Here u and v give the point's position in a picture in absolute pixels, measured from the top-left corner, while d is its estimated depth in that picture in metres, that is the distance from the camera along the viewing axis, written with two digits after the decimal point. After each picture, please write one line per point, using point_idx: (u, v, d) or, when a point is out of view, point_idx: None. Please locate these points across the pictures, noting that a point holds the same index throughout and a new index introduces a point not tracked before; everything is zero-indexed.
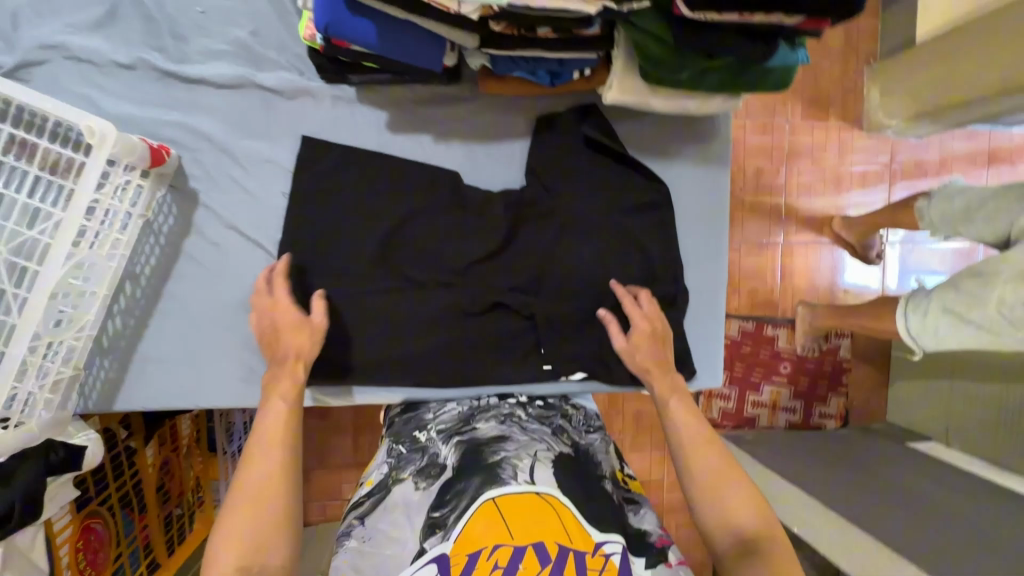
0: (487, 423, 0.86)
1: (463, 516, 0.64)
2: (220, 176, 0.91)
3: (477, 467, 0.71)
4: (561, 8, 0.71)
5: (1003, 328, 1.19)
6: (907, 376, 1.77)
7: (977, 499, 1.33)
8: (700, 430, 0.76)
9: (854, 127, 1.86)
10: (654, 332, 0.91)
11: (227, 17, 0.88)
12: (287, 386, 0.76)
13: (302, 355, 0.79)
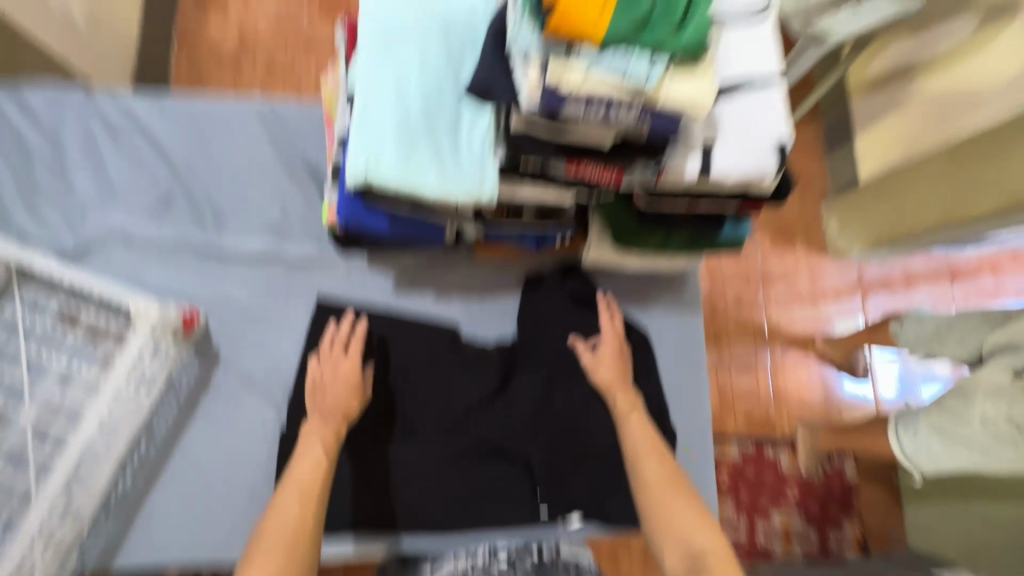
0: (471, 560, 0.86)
1: None
2: (242, 335, 1.01)
3: None
4: (541, 199, 0.86)
5: (995, 440, 1.23)
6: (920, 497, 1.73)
7: None
8: (661, 455, 0.88)
9: (821, 254, 2.02)
10: (618, 350, 1.00)
11: (262, 202, 1.05)
12: (310, 477, 0.80)
13: (350, 414, 0.89)
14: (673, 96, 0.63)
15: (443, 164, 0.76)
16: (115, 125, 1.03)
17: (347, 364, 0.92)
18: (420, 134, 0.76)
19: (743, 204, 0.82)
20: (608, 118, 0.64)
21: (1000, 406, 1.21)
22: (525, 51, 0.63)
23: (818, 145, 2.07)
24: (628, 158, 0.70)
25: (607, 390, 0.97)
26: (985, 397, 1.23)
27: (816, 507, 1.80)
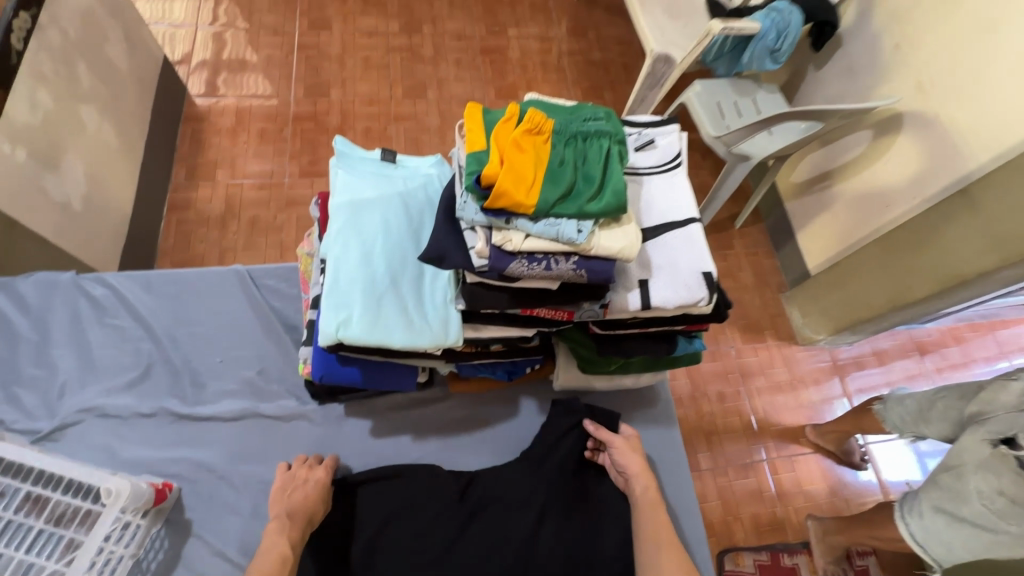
0: None
1: None
2: (216, 501, 0.98)
3: None
4: (505, 335, 0.92)
5: (996, 523, 1.18)
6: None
7: None
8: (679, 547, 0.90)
9: (791, 344, 2.09)
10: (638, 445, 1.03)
11: (240, 361, 1.09)
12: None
13: (314, 517, 0.90)
14: (603, 247, 0.72)
15: (408, 318, 0.83)
16: (101, 302, 1.09)
17: (319, 473, 0.96)
18: (385, 294, 0.84)
19: (688, 325, 0.90)
20: (551, 271, 0.72)
21: (990, 479, 1.17)
22: (472, 223, 0.73)
23: (764, 245, 2.25)
24: (574, 299, 0.78)
25: (633, 480, 0.98)
26: (975, 472, 1.20)
27: None
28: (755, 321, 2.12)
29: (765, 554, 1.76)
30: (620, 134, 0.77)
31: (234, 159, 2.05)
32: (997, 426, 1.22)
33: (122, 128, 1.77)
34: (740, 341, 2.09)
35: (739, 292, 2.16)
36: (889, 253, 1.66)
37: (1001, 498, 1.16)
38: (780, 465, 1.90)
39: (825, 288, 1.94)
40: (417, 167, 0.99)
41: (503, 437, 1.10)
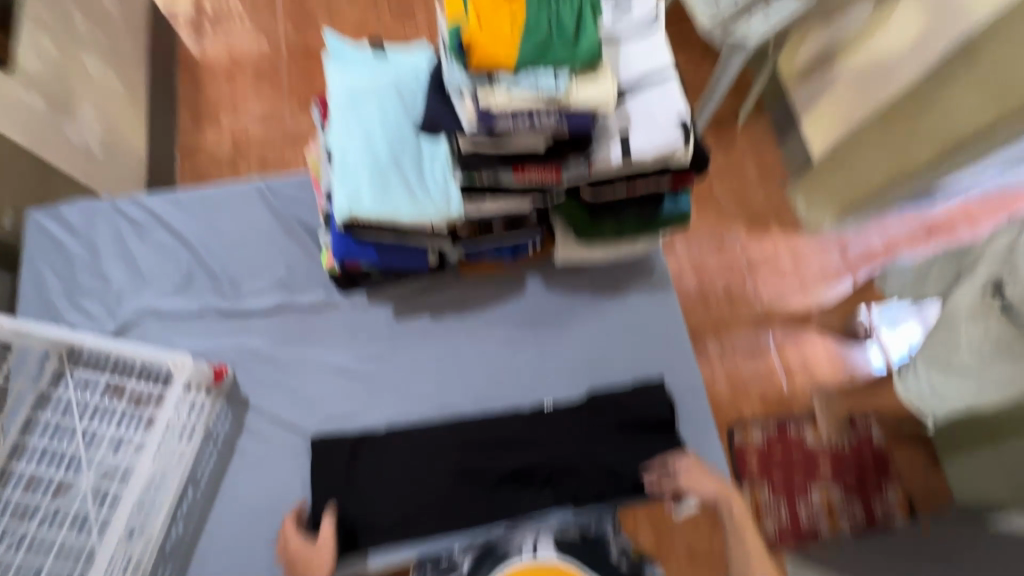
0: None
1: None
2: (267, 379, 1.13)
3: None
4: (505, 210, 0.99)
5: (986, 364, 1.24)
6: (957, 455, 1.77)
7: None
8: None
9: (796, 232, 2.13)
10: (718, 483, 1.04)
11: (270, 262, 1.20)
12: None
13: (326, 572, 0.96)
14: (581, 99, 0.78)
15: (412, 191, 0.91)
16: (139, 222, 1.20)
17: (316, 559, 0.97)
18: (388, 170, 0.92)
19: (674, 179, 0.97)
20: (534, 126, 0.79)
21: (977, 326, 1.23)
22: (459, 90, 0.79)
23: (768, 136, 2.23)
24: (561, 153, 0.86)
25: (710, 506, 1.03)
26: (967, 322, 1.24)
27: (852, 477, 1.84)
28: (760, 213, 2.15)
29: (772, 426, 1.90)
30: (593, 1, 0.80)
31: (233, 98, 2.08)
32: (986, 272, 1.23)
33: (124, 74, 1.81)
34: (745, 233, 2.12)
35: (743, 185, 2.17)
36: (891, 128, 1.66)
37: (987, 342, 1.22)
38: (786, 346, 1.99)
39: (827, 172, 1.95)
40: (407, 55, 1.03)
41: (513, 311, 1.20)
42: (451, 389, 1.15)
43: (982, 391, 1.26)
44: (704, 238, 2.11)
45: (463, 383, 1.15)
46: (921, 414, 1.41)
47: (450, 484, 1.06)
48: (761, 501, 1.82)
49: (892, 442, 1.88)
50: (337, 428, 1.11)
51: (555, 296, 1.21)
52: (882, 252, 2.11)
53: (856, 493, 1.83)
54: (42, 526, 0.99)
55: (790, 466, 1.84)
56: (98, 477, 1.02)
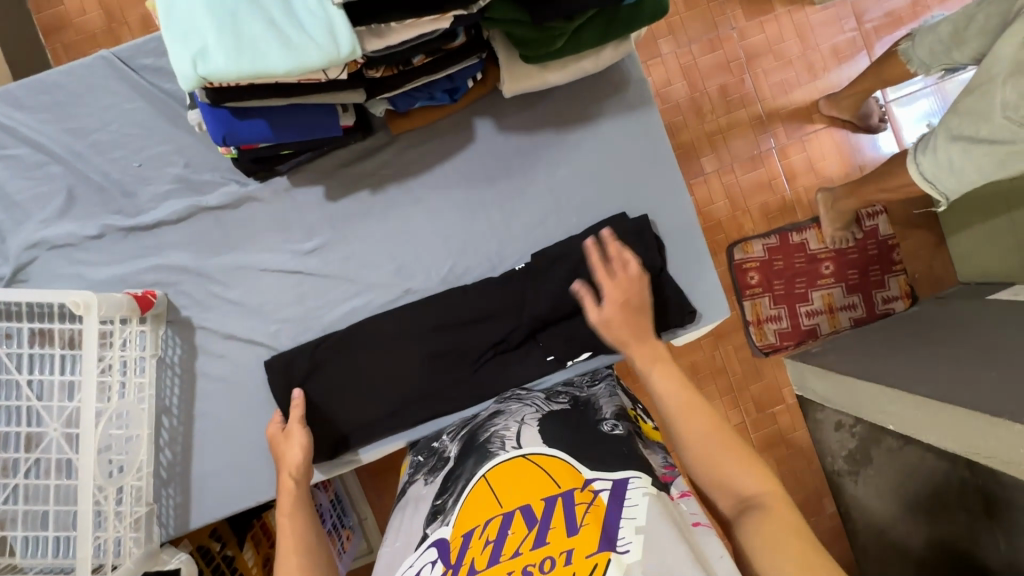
0: (454, 443, 0.84)
1: (460, 497, 0.67)
2: (205, 295, 1.00)
3: (474, 449, 0.75)
4: (420, 34, 0.74)
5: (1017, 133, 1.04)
6: (963, 227, 1.69)
7: None
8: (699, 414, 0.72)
9: (803, 4, 1.75)
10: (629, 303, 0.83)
11: (161, 159, 0.98)
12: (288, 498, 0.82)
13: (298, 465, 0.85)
14: None
15: (281, 34, 0.67)
16: None
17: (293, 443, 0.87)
18: (240, 9, 0.67)
19: None
20: None
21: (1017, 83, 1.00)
22: None
23: None
24: None
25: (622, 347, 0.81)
26: (1006, 81, 1.02)
27: (855, 274, 1.78)
28: None
29: (774, 238, 1.79)
30: None
31: None
32: None
33: None
34: (743, 17, 1.75)
35: None
36: None
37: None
38: (790, 148, 1.78)
39: None
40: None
41: (465, 168, 1.00)
42: (411, 269, 1.01)
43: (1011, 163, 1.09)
44: (694, 32, 1.75)
45: (422, 259, 1.01)
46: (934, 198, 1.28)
47: (430, 369, 0.98)
48: (763, 312, 1.78)
49: (898, 233, 1.79)
50: (297, 332, 1.01)
51: (511, 140, 1.00)
52: (906, 13, 1.76)
53: (859, 289, 1.79)
54: (29, 478, 0.96)
55: (793, 275, 1.77)
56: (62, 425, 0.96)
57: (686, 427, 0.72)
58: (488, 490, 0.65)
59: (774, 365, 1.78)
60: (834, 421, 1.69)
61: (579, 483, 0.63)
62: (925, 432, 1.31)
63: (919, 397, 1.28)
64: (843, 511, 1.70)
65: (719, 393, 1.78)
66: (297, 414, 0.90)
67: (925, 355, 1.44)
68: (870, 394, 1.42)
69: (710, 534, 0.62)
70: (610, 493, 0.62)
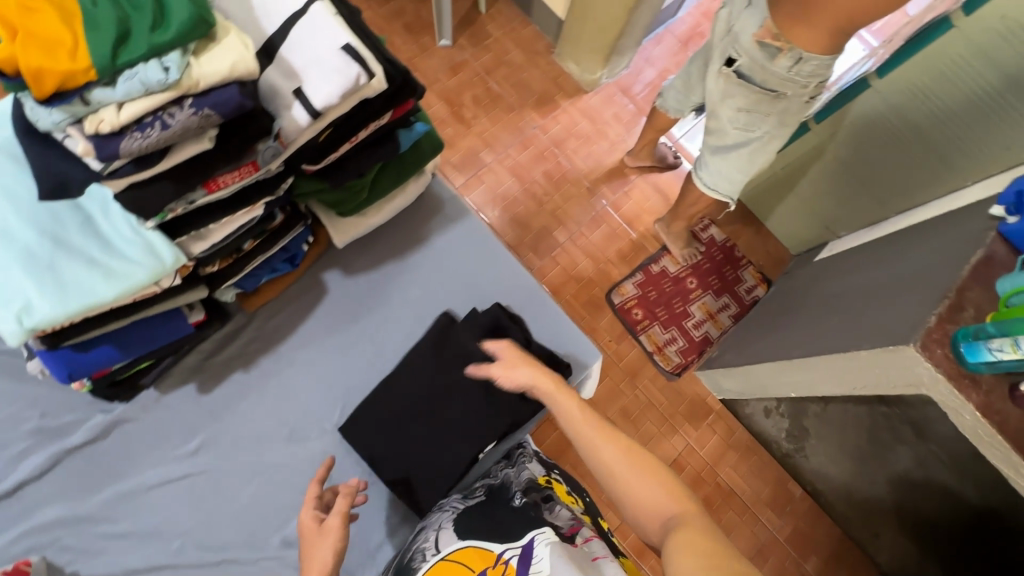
0: None
1: None
2: (89, 541, 0.93)
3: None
4: (236, 227, 0.84)
5: (746, 136, 1.37)
6: (770, 211, 2.02)
7: (849, 270, 1.61)
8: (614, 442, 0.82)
9: (580, 95, 2.16)
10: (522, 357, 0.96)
11: (14, 418, 0.95)
12: None
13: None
14: (208, 74, 0.63)
15: (104, 268, 0.74)
16: None
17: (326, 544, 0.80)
18: (58, 260, 0.73)
19: (394, 111, 0.86)
20: (170, 129, 0.62)
21: (729, 103, 1.33)
22: (57, 126, 0.61)
23: (516, 16, 2.19)
24: (236, 145, 0.71)
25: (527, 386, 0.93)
26: (723, 103, 1.35)
27: (715, 279, 2.04)
28: (543, 92, 2.14)
29: (639, 274, 2.02)
30: None
31: None
32: (720, 53, 1.32)
33: None
34: (539, 117, 2.11)
35: (516, 73, 2.14)
36: None
37: (742, 113, 1.33)
38: (618, 201, 2.08)
39: (579, 28, 1.96)
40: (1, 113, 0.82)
41: (326, 318, 1.09)
42: (304, 428, 1.03)
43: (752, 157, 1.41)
44: (506, 139, 2.07)
45: (311, 412, 1.04)
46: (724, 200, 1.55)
47: None
48: (659, 340, 1.94)
49: (732, 235, 2.09)
50: (202, 538, 0.96)
51: (360, 280, 1.11)
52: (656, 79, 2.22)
53: (724, 290, 2.04)
54: None
55: (667, 299, 1.99)
56: None
57: (603, 463, 0.81)
58: None
59: (690, 381, 1.92)
60: (762, 409, 1.85)
61: (491, 560, 0.70)
62: (817, 389, 1.46)
63: (794, 359, 1.47)
64: (811, 489, 1.82)
65: (656, 426, 1.85)
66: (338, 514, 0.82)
67: (792, 324, 1.65)
68: (768, 370, 1.58)
69: (609, 563, 0.73)
70: (519, 557, 0.70)
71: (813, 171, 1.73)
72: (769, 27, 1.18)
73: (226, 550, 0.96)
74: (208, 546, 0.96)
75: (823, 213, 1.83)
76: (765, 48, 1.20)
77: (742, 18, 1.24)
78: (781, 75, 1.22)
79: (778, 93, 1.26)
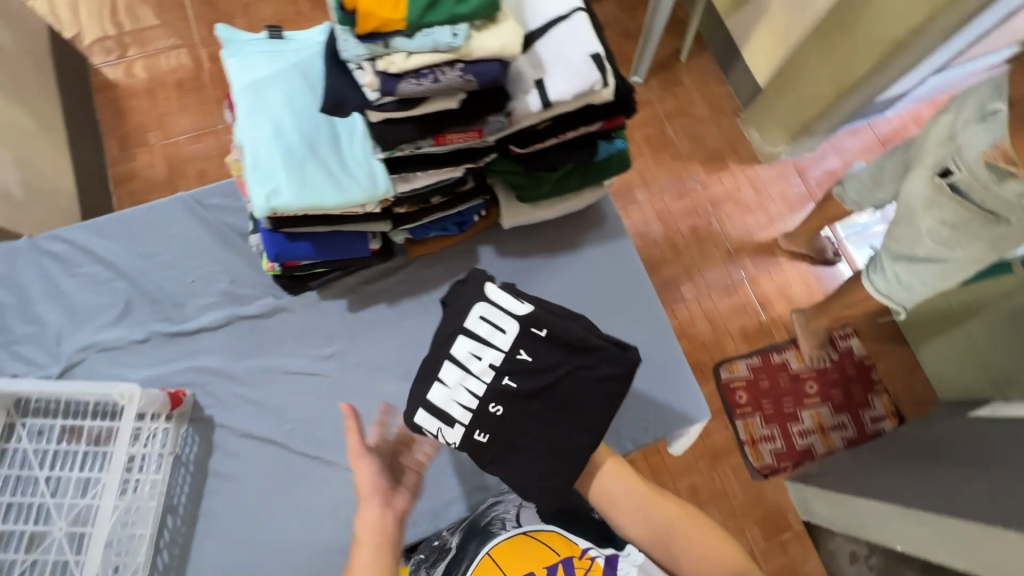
0: (454, 536, 0.94)
1: (468, 570, 0.81)
2: (229, 394, 1.10)
3: (477, 534, 0.89)
4: (437, 179, 0.95)
5: (944, 252, 1.18)
6: (927, 338, 1.75)
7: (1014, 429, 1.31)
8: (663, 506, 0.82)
9: (755, 165, 2.05)
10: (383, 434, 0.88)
11: (211, 276, 1.15)
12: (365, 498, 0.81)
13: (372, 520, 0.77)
14: (483, 48, 0.73)
15: (336, 178, 0.87)
16: (64, 256, 1.14)
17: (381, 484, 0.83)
18: (306, 160, 0.87)
19: (604, 122, 0.93)
20: (439, 83, 0.74)
21: (933, 214, 1.15)
22: (357, 59, 0.75)
23: (712, 72, 2.13)
24: (476, 112, 0.81)
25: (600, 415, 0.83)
26: (924, 212, 1.17)
27: (839, 393, 1.80)
28: (714, 151, 2.06)
29: (756, 357, 1.84)
30: None
31: (162, 118, 1.87)
32: (933, 158, 1.15)
33: (33, 103, 1.57)
34: (703, 172, 2.04)
35: (695, 124, 2.08)
36: (843, 27, 1.52)
37: (950, 227, 1.14)
38: (759, 277, 1.93)
39: (774, 97, 1.87)
40: (305, 41, 0.96)
41: None
42: None
43: (942, 275, 1.23)
44: (666, 184, 2.02)
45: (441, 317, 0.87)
46: (893, 308, 1.37)
47: None
48: (755, 432, 1.76)
49: (874, 354, 1.83)
50: (309, 434, 1.08)
51: (510, 261, 1.19)
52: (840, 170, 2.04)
53: (846, 408, 1.79)
54: None
55: (779, 394, 1.80)
56: (70, 522, 0.98)
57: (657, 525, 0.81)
58: (491, 562, 0.80)
59: (775, 488, 1.72)
60: (848, 552, 1.61)
61: (576, 552, 0.80)
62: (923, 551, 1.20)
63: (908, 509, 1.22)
64: None
65: (721, 518, 1.68)
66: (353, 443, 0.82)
67: (919, 467, 1.37)
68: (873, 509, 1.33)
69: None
70: (605, 560, 0.79)
71: (1008, 312, 1.47)
72: (1007, 149, 1.00)
73: (323, 450, 1.08)
74: (311, 441, 1.08)
75: (997, 363, 1.53)
76: (994, 169, 1.03)
77: (969, 130, 1.08)
78: (1008, 200, 1.04)
79: (999, 216, 1.07)
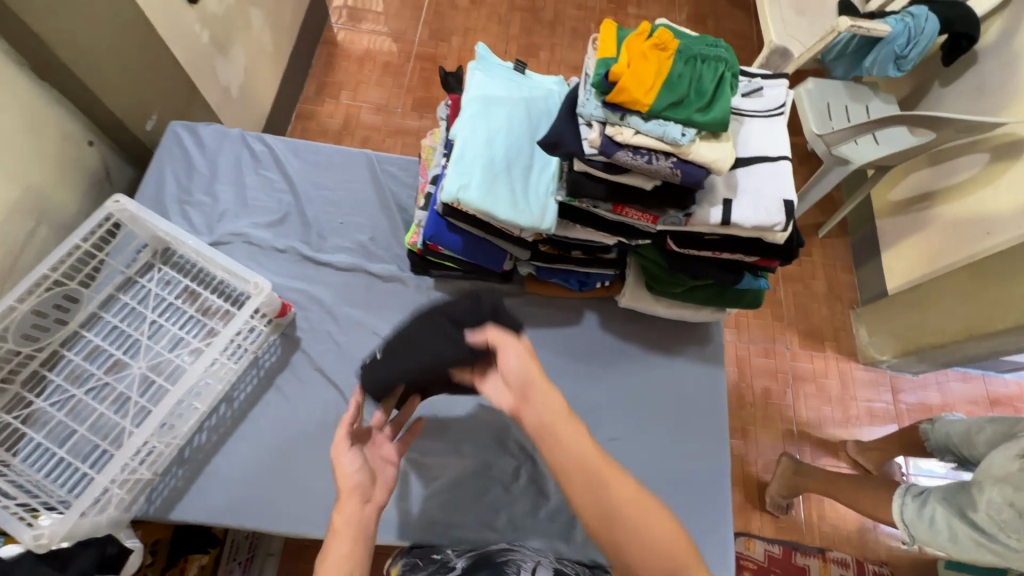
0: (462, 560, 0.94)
1: None
2: (320, 327, 1.19)
3: (491, 565, 0.88)
4: (590, 237, 1.04)
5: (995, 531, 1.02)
6: None
7: None
8: None
9: (852, 361, 1.98)
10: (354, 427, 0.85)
11: (356, 227, 1.28)
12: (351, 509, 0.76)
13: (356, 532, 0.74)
14: (700, 155, 0.82)
15: (515, 199, 0.97)
16: (259, 157, 1.32)
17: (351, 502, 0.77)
18: (501, 174, 0.98)
19: (760, 258, 0.99)
20: (650, 166, 0.83)
21: (1005, 490, 1.01)
22: (591, 117, 0.85)
23: (846, 258, 2.13)
24: (663, 202, 0.89)
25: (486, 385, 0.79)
26: (994, 483, 1.03)
27: None
28: (817, 329, 2.02)
29: (777, 548, 1.68)
30: (733, 66, 0.87)
31: (358, 84, 2.14)
32: None
33: (277, 32, 1.86)
34: (797, 343, 1.99)
35: (807, 296, 2.06)
36: (999, 273, 1.51)
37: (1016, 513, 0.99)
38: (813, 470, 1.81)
39: (898, 307, 1.84)
40: (548, 89, 1.11)
41: (564, 339, 1.23)
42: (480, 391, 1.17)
43: (988, 555, 1.05)
44: (757, 336, 2.00)
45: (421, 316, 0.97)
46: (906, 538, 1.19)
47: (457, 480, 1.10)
48: None
49: None
50: (366, 396, 1.14)
51: (608, 336, 1.24)
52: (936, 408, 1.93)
53: None
54: (87, 396, 1.05)
55: None
56: (150, 368, 1.08)
57: None
58: None
59: None
60: None
61: None
62: None
63: None
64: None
65: None
66: (344, 434, 0.83)
67: None
68: None
69: None
70: None
71: None
72: None
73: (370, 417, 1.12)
74: (363, 404, 1.13)
75: None
76: None
77: None
78: None
79: None
